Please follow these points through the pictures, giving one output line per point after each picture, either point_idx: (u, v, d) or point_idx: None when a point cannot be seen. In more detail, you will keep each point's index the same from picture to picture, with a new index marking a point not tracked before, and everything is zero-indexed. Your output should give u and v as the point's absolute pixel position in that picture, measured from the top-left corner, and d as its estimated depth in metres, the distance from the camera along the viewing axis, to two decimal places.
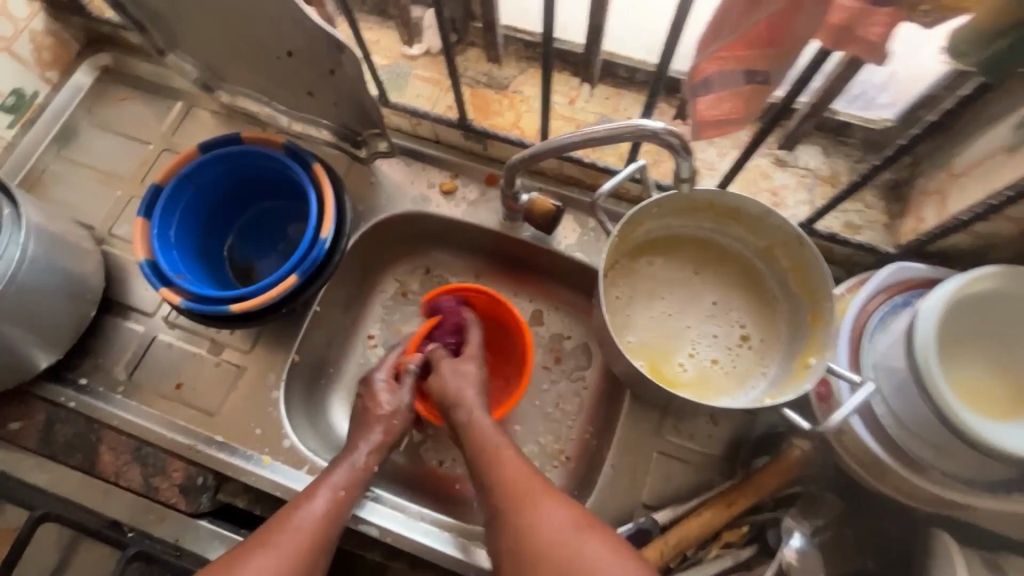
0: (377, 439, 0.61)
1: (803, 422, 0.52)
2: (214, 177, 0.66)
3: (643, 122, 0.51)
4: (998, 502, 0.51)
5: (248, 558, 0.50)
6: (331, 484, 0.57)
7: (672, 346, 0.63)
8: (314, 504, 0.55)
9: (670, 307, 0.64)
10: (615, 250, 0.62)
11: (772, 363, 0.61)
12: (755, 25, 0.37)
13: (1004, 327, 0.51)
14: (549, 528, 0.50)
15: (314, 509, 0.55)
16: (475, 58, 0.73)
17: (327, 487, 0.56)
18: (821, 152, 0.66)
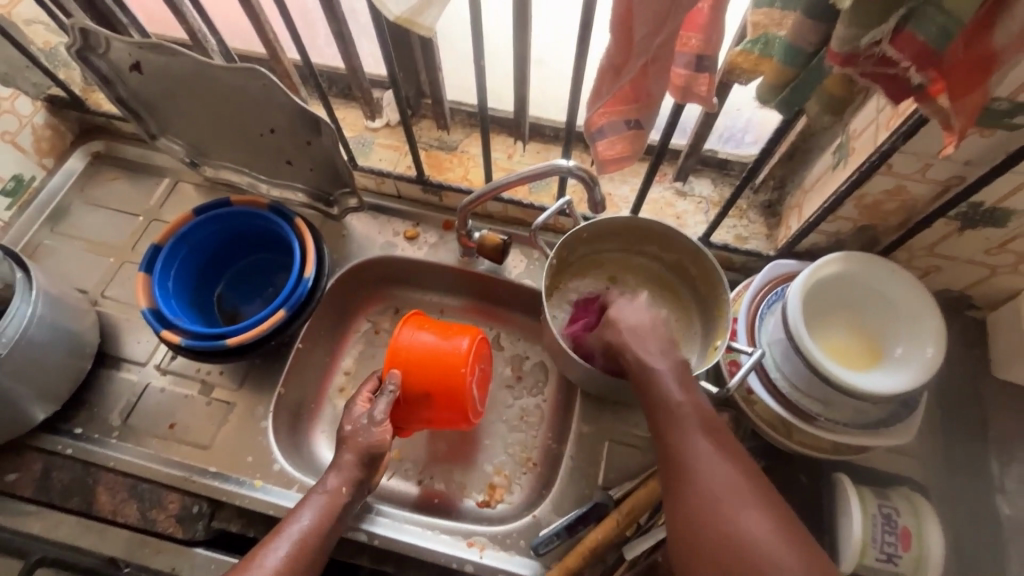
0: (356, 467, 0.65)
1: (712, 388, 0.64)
2: (206, 235, 0.76)
3: (558, 162, 0.66)
4: (876, 440, 0.63)
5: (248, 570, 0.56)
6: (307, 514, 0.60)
7: None
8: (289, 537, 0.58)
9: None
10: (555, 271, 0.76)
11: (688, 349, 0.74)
12: (624, 89, 0.52)
13: (851, 301, 0.67)
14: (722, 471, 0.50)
15: (303, 519, 0.60)
16: (427, 128, 0.89)
17: (312, 503, 0.61)
18: (711, 182, 0.82)
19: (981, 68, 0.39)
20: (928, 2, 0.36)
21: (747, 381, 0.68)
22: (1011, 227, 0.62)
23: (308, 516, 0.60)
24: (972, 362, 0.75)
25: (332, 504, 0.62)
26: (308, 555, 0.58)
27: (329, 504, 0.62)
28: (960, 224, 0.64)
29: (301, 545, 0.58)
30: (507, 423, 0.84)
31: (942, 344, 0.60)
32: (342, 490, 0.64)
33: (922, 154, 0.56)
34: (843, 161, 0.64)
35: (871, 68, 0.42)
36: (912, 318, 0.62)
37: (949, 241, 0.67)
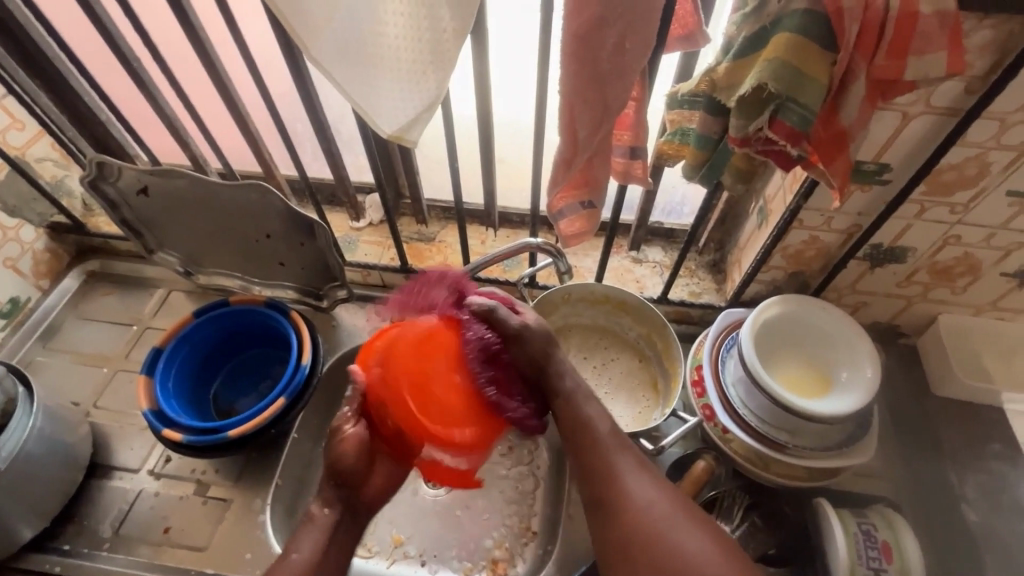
0: (324, 484, 0.62)
1: (648, 445, 0.72)
2: (206, 335, 0.81)
3: (527, 240, 0.75)
4: (841, 461, 0.70)
5: None
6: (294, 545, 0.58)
7: None
8: (294, 556, 0.57)
9: None
10: None
11: (652, 413, 0.81)
12: (576, 177, 0.63)
13: (796, 336, 0.75)
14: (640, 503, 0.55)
15: (293, 553, 0.58)
16: (408, 223, 0.99)
17: (302, 535, 0.59)
18: (661, 249, 0.94)
19: (840, 142, 0.51)
20: (788, 100, 0.48)
21: (719, 420, 0.75)
22: (910, 261, 0.75)
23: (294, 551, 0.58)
24: (913, 384, 0.84)
25: (317, 530, 0.59)
26: None
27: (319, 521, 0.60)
28: (869, 264, 0.76)
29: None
30: (501, 492, 0.88)
31: (877, 364, 0.69)
32: (322, 510, 0.61)
33: (823, 209, 0.69)
34: (764, 221, 0.77)
35: (761, 146, 0.53)
36: (849, 346, 0.72)
37: (865, 279, 0.79)
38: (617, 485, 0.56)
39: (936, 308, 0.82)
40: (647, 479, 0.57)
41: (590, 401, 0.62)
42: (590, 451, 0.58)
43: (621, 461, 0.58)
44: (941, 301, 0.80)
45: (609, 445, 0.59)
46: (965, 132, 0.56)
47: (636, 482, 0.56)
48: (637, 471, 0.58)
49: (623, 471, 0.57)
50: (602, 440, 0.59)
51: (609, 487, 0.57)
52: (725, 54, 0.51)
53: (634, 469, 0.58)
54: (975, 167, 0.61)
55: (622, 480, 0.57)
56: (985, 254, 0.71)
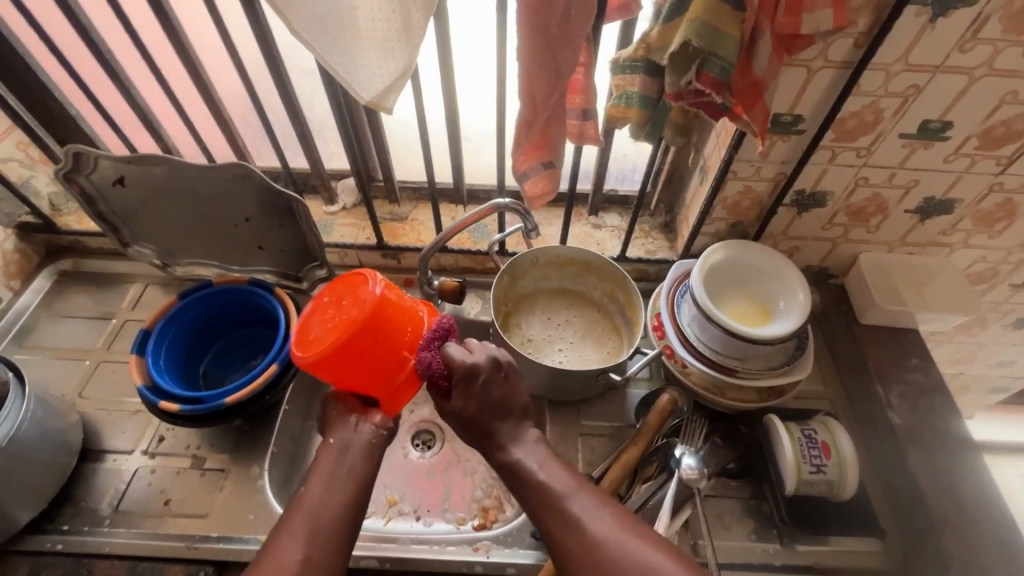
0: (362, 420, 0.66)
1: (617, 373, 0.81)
2: (193, 315, 0.84)
3: (495, 202, 0.82)
4: (785, 380, 0.80)
5: (280, 544, 0.55)
6: (328, 474, 0.61)
7: (552, 350, 0.91)
8: (316, 492, 0.59)
9: (543, 330, 0.93)
10: (510, 289, 0.92)
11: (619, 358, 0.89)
12: (537, 139, 0.70)
13: (739, 277, 0.85)
14: (599, 538, 0.55)
15: (322, 491, 0.59)
16: (381, 205, 1.04)
17: (327, 471, 0.61)
18: (618, 215, 1.03)
19: (756, 90, 0.61)
20: (710, 54, 0.57)
21: (680, 354, 0.83)
22: (830, 204, 0.86)
23: (329, 476, 0.60)
24: (844, 316, 0.96)
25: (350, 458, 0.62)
26: (348, 510, 0.58)
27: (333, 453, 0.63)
28: (796, 210, 0.86)
29: (337, 506, 0.58)
30: (486, 447, 0.94)
31: (809, 290, 0.79)
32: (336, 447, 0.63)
33: (752, 160, 0.79)
34: (705, 176, 0.86)
35: (693, 99, 0.62)
36: (784, 280, 0.82)
37: (795, 224, 0.89)
38: (578, 531, 0.56)
39: (857, 248, 0.93)
40: (599, 516, 0.56)
41: (536, 453, 0.63)
42: (541, 493, 0.59)
43: (571, 500, 0.58)
44: (861, 240, 0.92)
45: (553, 480, 0.60)
46: (859, 80, 0.67)
47: (592, 517, 0.56)
48: (595, 516, 0.56)
49: (578, 514, 0.57)
50: (551, 485, 0.59)
51: (570, 540, 0.56)
52: (657, 20, 0.60)
53: (591, 507, 0.57)
54: (871, 113, 0.72)
55: (580, 527, 0.56)
56: (890, 193, 0.83)
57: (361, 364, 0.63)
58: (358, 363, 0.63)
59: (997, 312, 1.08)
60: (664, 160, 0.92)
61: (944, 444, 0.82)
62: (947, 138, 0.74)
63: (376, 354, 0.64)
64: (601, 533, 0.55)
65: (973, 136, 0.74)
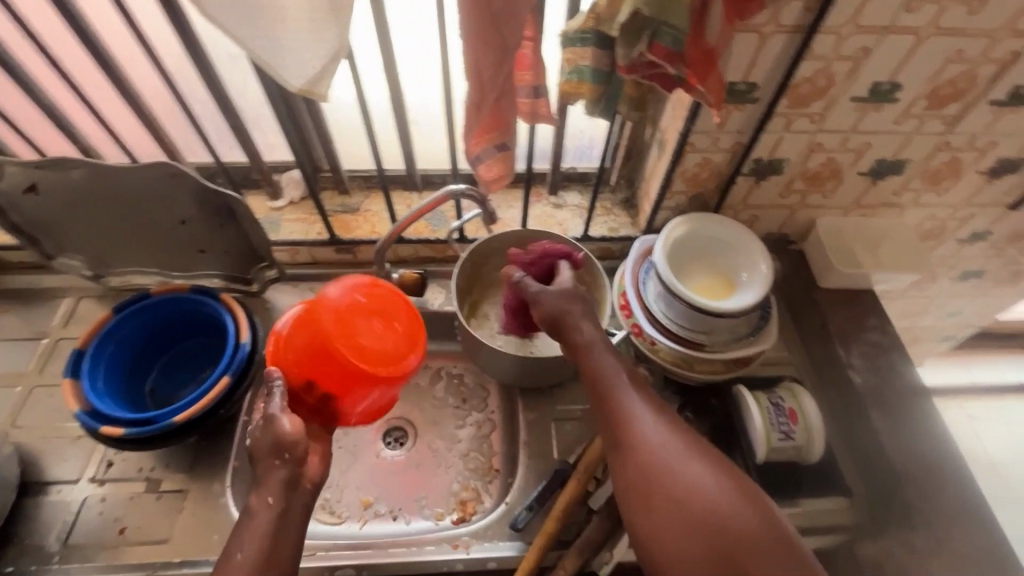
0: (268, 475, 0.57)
1: None
2: (131, 330, 0.78)
3: (449, 188, 0.78)
4: (752, 349, 0.81)
5: None
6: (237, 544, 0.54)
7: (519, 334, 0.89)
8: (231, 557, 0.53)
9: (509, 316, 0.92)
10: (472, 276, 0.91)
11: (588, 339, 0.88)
12: (488, 121, 0.66)
13: (702, 250, 0.84)
14: (654, 447, 0.54)
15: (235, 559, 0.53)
16: (330, 197, 0.98)
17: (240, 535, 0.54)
18: (579, 193, 1.01)
19: (710, 59, 0.59)
20: (661, 23, 0.55)
21: (648, 333, 0.83)
22: (786, 172, 0.86)
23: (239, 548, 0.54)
24: (804, 281, 0.97)
25: (257, 525, 0.55)
26: None
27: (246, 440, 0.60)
28: (754, 179, 0.86)
29: None
30: (460, 439, 0.93)
31: (770, 260, 0.80)
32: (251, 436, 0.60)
33: (709, 131, 0.78)
34: (663, 150, 0.85)
35: (645, 71, 0.61)
36: (746, 251, 0.82)
37: (754, 193, 0.89)
38: (633, 427, 0.57)
39: (814, 213, 0.94)
40: (659, 424, 0.56)
41: (608, 352, 0.64)
42: (602, 387, 0.61)
43: (634, 405, 0.58)
44: (818, 205, 0.92)
45: (619, 377, 0.61)
46: (810, 44, 0.66)
47: (650, 424, 0.57)
48: (651, 420, 0.57)
49: (635, 415, 0.58)
50: (616, 385, 0.61)
51: (621, 430, 0.57)
52: None
53: (649, 413, 0.58)
54: (824, 78, 0.71)
55: (634, 427, 0.57)
56: (844, 157, 0.83)
57: (329, 366, 0.66)
58: (318, 359, 0.66)
59: (945, 267, 1.12)
60: (622, 134, 0.90)
61: (903, 399, 0.85)
62: (897, 100, 0.75)
63: (345, 366, 0.65)
64: (656, 443, 0.55)
65: (921, 97, 0.74)
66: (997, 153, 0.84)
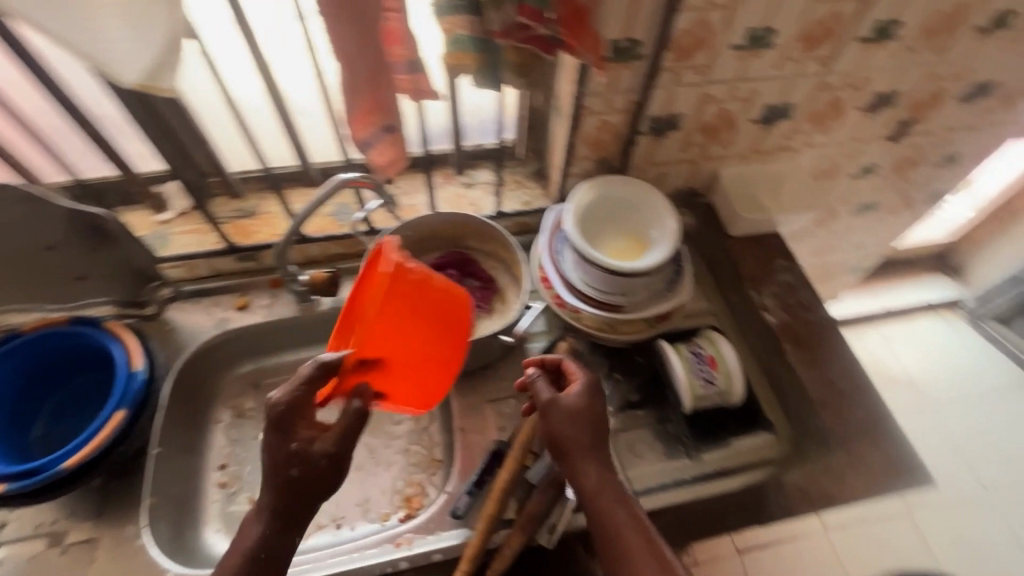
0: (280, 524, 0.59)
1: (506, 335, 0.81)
2: (6, 374, 0.71)
3: (343, 176, 0.74)
4: (669, 303, 0.82)
5: None
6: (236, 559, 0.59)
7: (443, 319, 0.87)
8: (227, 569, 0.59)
9: None
10: None
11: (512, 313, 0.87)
12: (366, 103, 0.63)
13: (612, 213, 0.85)
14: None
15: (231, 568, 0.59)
16: (223, 203, 0.91)
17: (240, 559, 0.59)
18: (489, 170, 0.99)
19: (580, 16, 0.59)
20: None
21: (568, 303, 0.82)
22: (683, 126, 0.87)
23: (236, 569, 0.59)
24: (716, 232, 1.00)
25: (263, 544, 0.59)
26: None
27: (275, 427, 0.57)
28: (654, 137, 0.87)
29: None
30: (398, 436, 0.90)
31: (676, 214, 0.81)
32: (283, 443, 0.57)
33: (601, 93, 0.77)
34: (561, 116, 0.84)
35: (520, 37, 0.60)
36: (653, 208, 0.83)
37: (657, 151, 0.90)
38: (622, 552, 0.60)
39: (717, 164, 0.97)
40: (642, 549, 0.60)
41: (599, 465, 0.63)
42: (596, 500, 0.62)
43: (626, 526, 0.61)
44: (718, 156, 0.95)
45: (613, 496, 0.62)
46: None
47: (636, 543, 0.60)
48: (639, 544, 0.60)
49: (625, 537, 0.61)
50: (606, 503, 0.62)
51: (611, 550, 0.61)
52: None
53: (638, 534, 0.61)
54: (701, 29, 0.72)
55: (625, 551, 0.60)
56: (734, 106, 0.85)
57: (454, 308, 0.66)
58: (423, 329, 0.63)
59: (844, 203, 1.18)
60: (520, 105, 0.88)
61: (813, 331, 0.89)
62: (772, 45, 0.77)
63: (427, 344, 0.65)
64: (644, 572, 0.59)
65: (793, 40, 0.77)
66: (872, 89, 0.89)
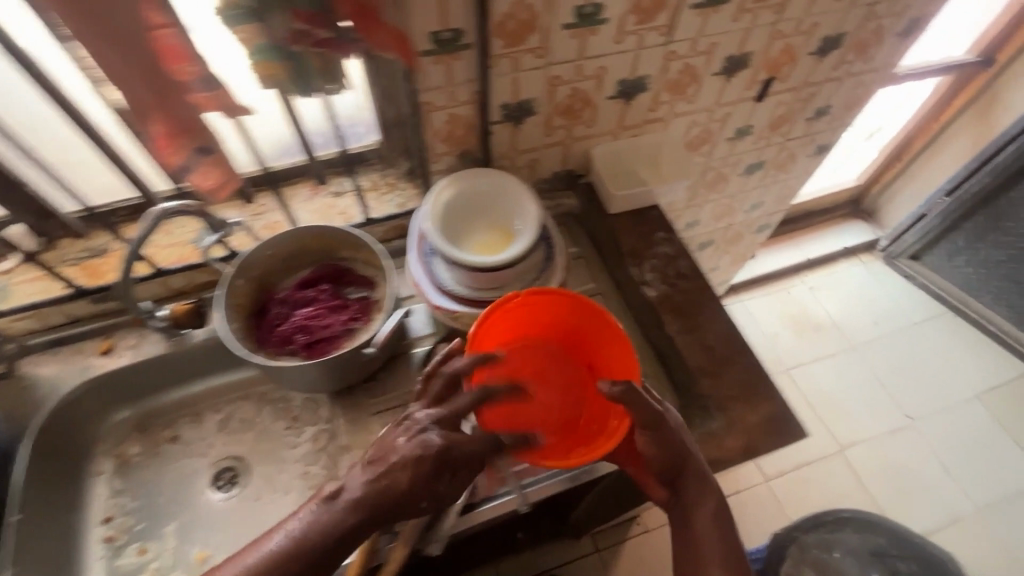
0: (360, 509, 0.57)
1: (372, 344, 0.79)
2: None
3: (158, 208, 0.69)
4: (541, 293, 0.82)
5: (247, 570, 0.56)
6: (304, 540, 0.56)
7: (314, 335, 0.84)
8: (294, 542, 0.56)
9: None
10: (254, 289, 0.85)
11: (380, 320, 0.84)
12: (164, 127, 0.60)
13: (478, 207, 0.83)
14: None
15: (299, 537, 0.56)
16: (69, 244, 0.87)
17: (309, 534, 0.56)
18: (359, 175, 0.96)
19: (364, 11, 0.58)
20: None
21: (440, 304, 0.81)
22: (540, 110, 0.86)
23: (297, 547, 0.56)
24: (598, 210, 1.00)
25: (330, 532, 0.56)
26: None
27: (439, 476, 0.58)
28: (512, 124, 0.85)
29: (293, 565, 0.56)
30: (294, 458, 0.90)
31: (537, 204, 0.80)
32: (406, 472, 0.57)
33: (439, 87, 0.75)
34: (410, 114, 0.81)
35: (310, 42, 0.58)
36: (517, 199, 0.81)
37: (520, 137, 0.89)
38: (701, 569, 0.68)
39: (587, 144, 0.96)
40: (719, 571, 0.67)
41: (709, 488, 0.71)
42: (687, 521, 0.71)
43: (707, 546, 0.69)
44: (586, 135, 0.94)
45: (702, 521, 0.70)
46: None
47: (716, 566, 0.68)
48: (717, 566, 0.68)
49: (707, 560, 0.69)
50: (695, 512, 0.70)
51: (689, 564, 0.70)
52: None
53: (717, 557, 0.68)
54: (525, 12, 0.70)
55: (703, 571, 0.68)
56: (586, 85, 0.84)
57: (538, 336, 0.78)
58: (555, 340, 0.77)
59: (729, 166, 1.21)
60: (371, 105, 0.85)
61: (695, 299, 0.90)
62: (605, 20, 0.76)
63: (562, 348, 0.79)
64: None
65: (626, 13, 0.76)
66: (722, 53, 0.90)
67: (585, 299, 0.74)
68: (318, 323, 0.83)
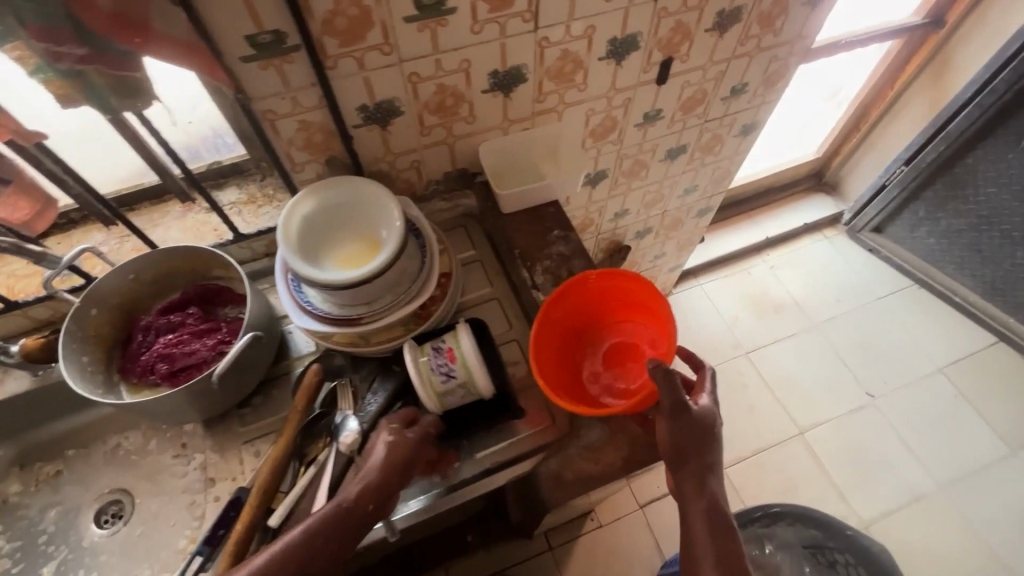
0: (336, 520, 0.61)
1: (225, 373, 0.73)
2: None
3: None
4: (412, 304, 0.76)
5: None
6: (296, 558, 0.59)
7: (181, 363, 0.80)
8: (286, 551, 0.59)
9: None
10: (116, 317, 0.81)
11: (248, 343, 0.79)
12: None
13: (343, 216, 0.77)
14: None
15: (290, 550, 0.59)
16: None
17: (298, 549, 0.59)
18: (235, 188, 0.92)
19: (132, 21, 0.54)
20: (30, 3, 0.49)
21: (301, 324, 0.76)
22: (407, 110, 0.80)
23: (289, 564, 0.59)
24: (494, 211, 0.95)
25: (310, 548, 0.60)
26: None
27: (383, 495, 0.63)
28: (377, 126, 0.80)
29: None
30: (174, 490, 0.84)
31: (401, 210, 0.74)
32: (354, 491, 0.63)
33: (278, 93, 0.70)
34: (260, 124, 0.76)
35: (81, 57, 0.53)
36: (382, 206, 0.76)
37: (392, 140, 0.83)
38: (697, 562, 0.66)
39: (473, 141, 0.91)
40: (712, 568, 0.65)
41: (713, 476, 0.69)
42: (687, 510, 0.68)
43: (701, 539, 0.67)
44: (469, 132, 0.89)
45: (699, 506, 0.68)
46: None
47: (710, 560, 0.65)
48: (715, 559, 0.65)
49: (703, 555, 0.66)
50: (695, 502, 0.68)
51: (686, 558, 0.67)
52: None
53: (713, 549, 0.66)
54: (353, 7, 0.64)
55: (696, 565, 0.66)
56: (452, 80, 0.78)
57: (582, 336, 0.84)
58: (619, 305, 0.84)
59: (647, 152, 1.15)
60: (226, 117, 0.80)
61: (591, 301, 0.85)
62: (453, 10, 0.69)
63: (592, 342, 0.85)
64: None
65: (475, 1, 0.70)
66: (604, 36, 0.83)
67: (636, 274, 0.78)
68: (180, 350, 0.77)
